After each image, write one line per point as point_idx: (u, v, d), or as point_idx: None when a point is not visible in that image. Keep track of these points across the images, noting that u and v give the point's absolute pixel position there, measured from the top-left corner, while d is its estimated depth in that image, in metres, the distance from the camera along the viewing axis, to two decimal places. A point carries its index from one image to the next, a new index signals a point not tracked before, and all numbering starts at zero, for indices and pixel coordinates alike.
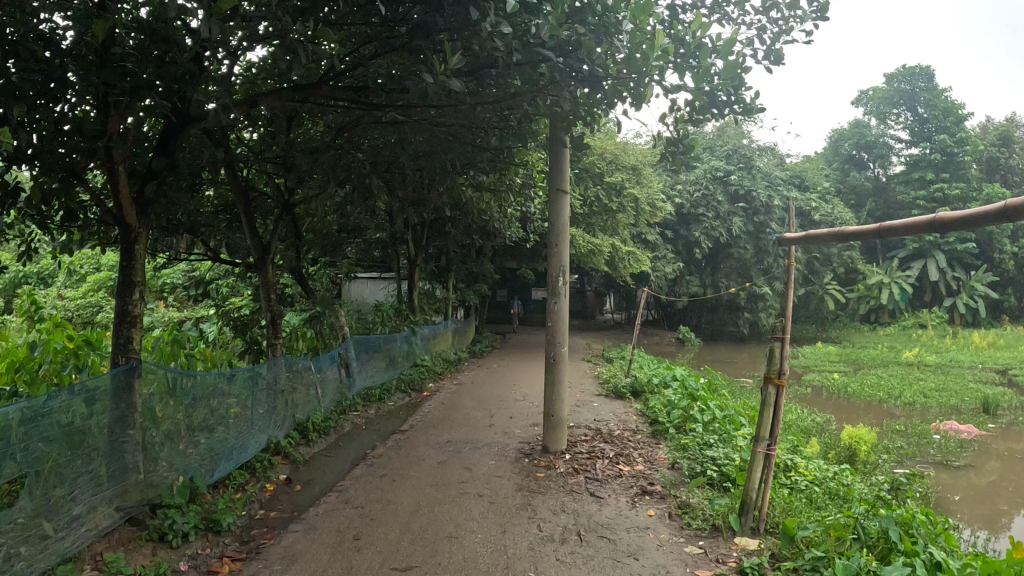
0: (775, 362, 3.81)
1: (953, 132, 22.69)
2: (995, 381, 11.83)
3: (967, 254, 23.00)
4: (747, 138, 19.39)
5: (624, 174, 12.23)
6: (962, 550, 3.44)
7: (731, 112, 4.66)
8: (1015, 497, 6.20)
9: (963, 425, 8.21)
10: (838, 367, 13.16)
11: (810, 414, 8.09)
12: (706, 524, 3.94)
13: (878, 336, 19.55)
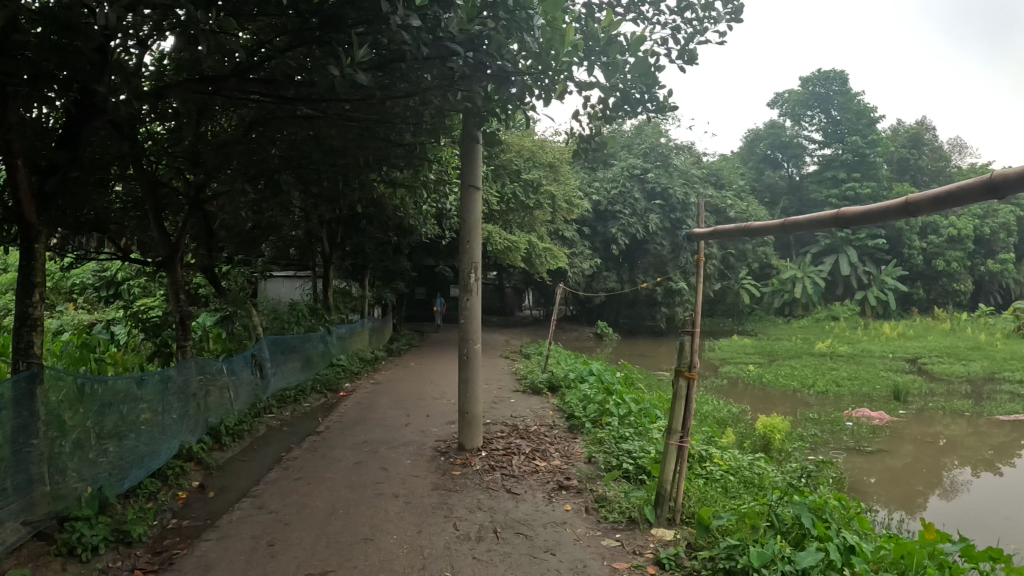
0: (686, 355, 3.84)
1: (865, 134, 23.38)
2: (905, 370, 12.19)
3: (877, 249, 23.64)
4: (665, 137, 19.64)
5: (541, 170, 12.29)
6: (874, 532, 3.51)
7: (646, 112, 4.70)
8: (927, 480, 6.40)
9: (874, 413, 8.47)
10: (753, 358, 13.42)
11: (726, 404, 8.22)
12: (623, 517, 3.95)
13: (792, 328, 19.95)
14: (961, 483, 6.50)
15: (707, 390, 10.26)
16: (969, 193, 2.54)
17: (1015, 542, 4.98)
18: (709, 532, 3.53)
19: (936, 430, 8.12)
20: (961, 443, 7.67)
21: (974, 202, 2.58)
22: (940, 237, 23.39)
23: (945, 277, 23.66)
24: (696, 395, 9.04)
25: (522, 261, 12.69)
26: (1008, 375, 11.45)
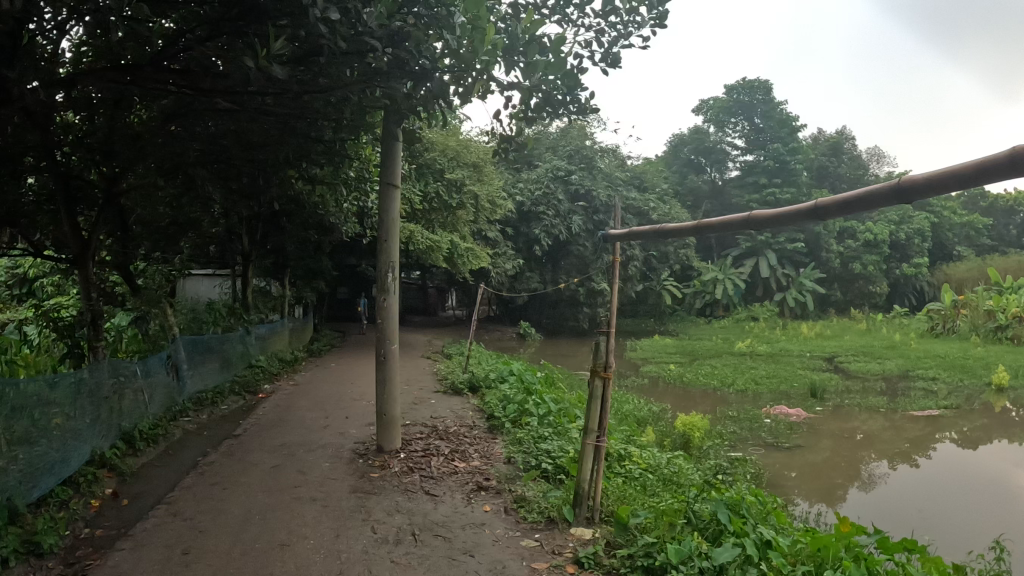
0: (601, 356, 3.87)
1: (787, 142, 23.96)
2: (821, 368, 12.44)
3: (795, 253, 24.13)
4: (589, 140, 19.74)
5: (465, 170, 12.25)
6: (790, 526, 3.58)
7: (569, 113, 4.73)
8: (845, 473, 6.57)
9: (792, 410, 8.61)
10: (674, 358, 13.56)
11: (647, 403, 8.27)
12: (542, 517, 3.93)
13: (713, 328, 20.23)
14: (878, 475, 6.65)
15: (629, 389, 10.32)
16: (879, 198, 2.79)
17: (928, 532, 5.10)
18: (628, 530, 3.54)
19: (851, 425, 8.29)
20: (877, 438, 7.84)
21: (881, 205, 2.84)
22: (857, 244, 24.00)
23: (861, 280, 24.38)
24: (617, 394, 9.08)
25: (444, 261, 12.62)
26: (921, 372, 11.76)
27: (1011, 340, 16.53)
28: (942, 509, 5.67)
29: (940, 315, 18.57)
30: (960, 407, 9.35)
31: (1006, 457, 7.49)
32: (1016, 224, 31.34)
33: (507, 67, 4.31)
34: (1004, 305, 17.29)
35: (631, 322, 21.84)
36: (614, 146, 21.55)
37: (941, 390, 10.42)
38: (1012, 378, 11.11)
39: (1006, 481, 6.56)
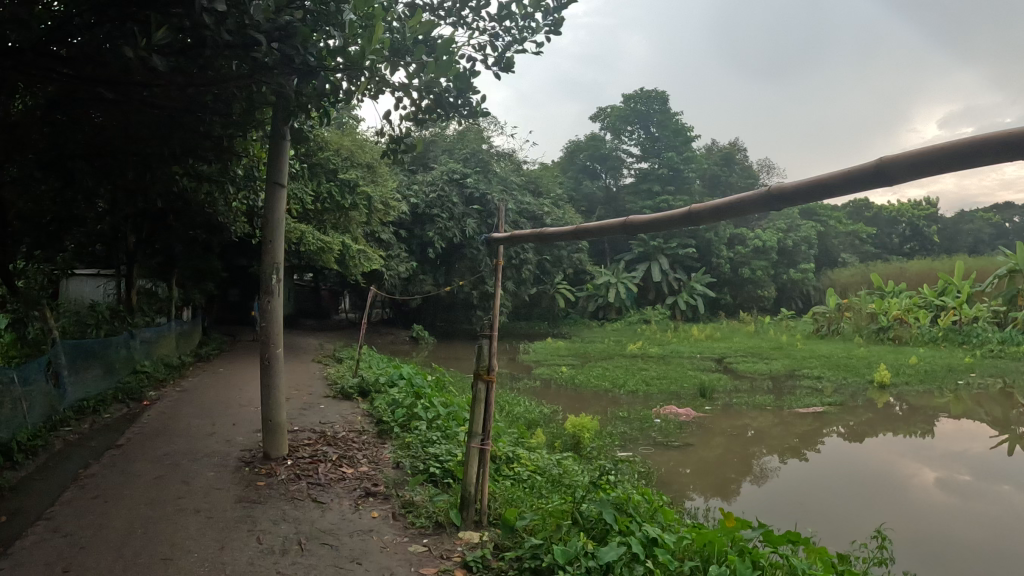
0: (484, 358, 3.90)
1: (681, 151, 24.83)
2: (711, 368, 12.68)
3: (687, 258, 24.62)
4: (485, 145, 19.78)
5: (359, 171, 12.09)
6: (675, 522, 3.64)
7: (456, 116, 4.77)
8: (738, 467, 6.71)
9: (682, 409, 8.74)
10: (566, 360, 13.64)
11: (539, 405, 8.30)
12: (430, 522, 3.90)
13: (606, 330, 20.45)
14: (770, 469, 6.79)
15: (521, 391, 10.33)
16: (747, 206, 3.00)
17: (812, 522, 5.23)
18: (514, 532, 3.60)
19: (739, 422, 8.48)
20: (766, 434, 8.02)
21: (749, 212, 3.04)
22: (747, 250, 24.67)
23: (750, 284, 25.20)
24: (510, 395, 9.08)
25: (336, 263, 12.42)
26: (807, 371, 12.11)
27: (891, 340, 17.24)
28: (827, 501, 5.84)
29: (826, 317, 19.19)
30: (844, 403, 9.65)
31: (889, 449, 7.75)
32: (897, 234, 32.68)
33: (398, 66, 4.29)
34: (885, 308, 18.02)
35: (524, 325, 21.87)
36: (510, 150, 21.63)
37: (826, 388, 10.73)
38: (892, 375, 11.54)
39: (888, 472, 6.78)
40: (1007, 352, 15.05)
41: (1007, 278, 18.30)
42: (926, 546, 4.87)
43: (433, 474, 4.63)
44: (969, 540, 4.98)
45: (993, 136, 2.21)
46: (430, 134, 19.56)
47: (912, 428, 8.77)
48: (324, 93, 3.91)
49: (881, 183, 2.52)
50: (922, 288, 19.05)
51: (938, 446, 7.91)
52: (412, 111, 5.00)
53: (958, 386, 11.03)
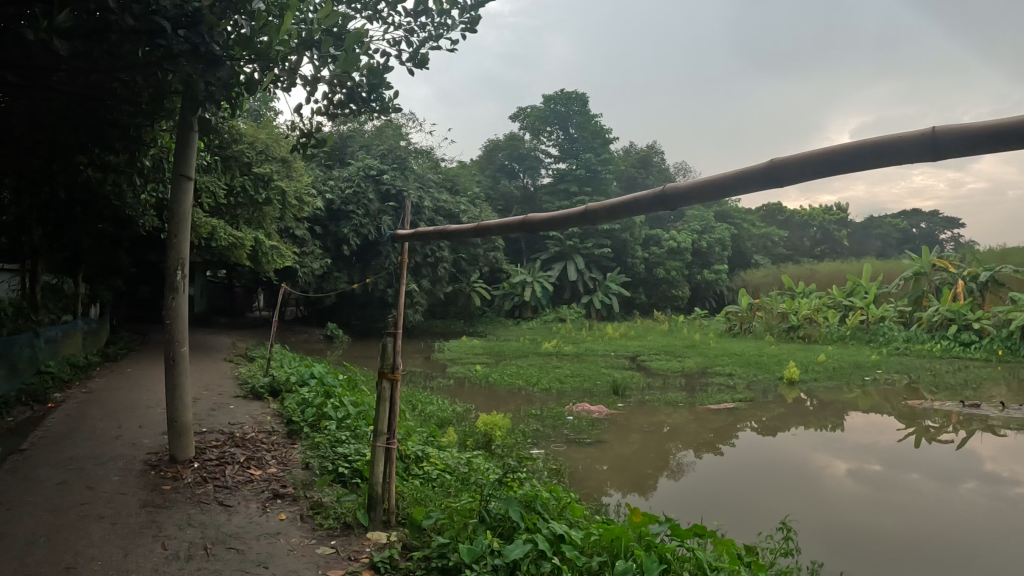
0: (389, 357, 3.89)
1: (599, 152, 25.12)
2: (624, 366, 12.78)
3: (603, 258, 24.81)
4: (402, 142, 19.69)
5: (275, 165, 11.85)
6: (583, 518, 3.71)
7: (368, 111, 4.79)
8: (654, 463, 6.77)
9: (595, 406, 8.80)
10: (482, 358, 13.63)
11: (451, 403, 8.24)
12: (338, 522, 3.85)
13: (520, 329, 20.48)
14: (686, 464, 6.86)
15: (436, 390, 10.27)
16: (642, 205, 3.08)
17: (720, 514, 5.34)
18: (422, 531, 3.59)
19: (651, 418, 8.56)
20: (681, 430, 8.11)
21: (644, 210, 3.12)
22: (661, 251, 25.11)
23: (665, 284, 25.61)
24: (424, 394, 9.03)
25: (247, 259, 12.21)
26: (719, 369, 12.30)
27: (801, 339, 17.61)
28: (737, 493, 5.95)
29: (737, 317, 19.54)
30: (754, 399, 9.82)
31: (800, 443, 7.91)
32: (809, 238, 33.51)
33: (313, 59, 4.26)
34: (795, 308, 18.43)
35: (440, 323, 21.77)
36: (427, 148, 21.58)
37: (736, 385, 10.91)
38: (800, 372, 11.78)
39: (799, 464, 6.94)
40: (911, 350, 15.51)
41: (912, 280, 18.90)
42: (833, 535, 4.97)
43: (342, 475, 4.58)
44: (873, 529, 5.12)
45: (879, 138, 2.30)
46: (347, 131, 19.39)
47: (822, 422, 8.97)
48: (232, 82, 3.89)
49: (773, 183, 2.60)
50: (831, 289, 19.54)
51: (847, 438, 8.09)
52: (323, 104, 4.95)
53: (863, 382, 11.32)
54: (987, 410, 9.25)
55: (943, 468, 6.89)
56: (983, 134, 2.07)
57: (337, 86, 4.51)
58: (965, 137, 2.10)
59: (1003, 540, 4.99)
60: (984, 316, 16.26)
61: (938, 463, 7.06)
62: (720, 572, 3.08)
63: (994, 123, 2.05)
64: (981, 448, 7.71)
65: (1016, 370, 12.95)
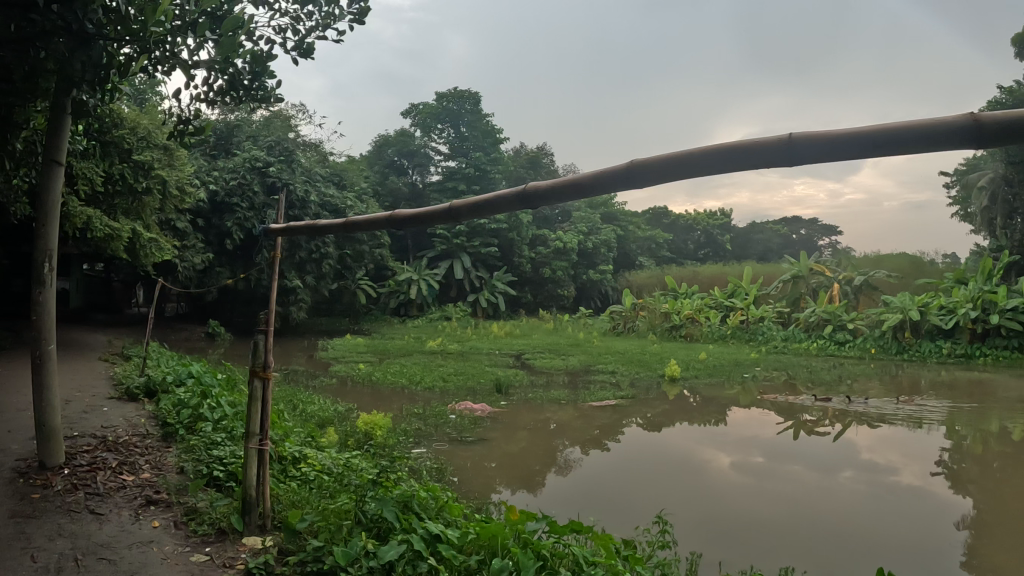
0: (259, 355, 3.84)
1: (489, 152, 25.17)
2: (508, 364, 12.86)
3: (489, 257, 24.89)
4: (290, 137, 19.43)
5: (155, 152, 11.39)
6: (460, 517, 3.69)
7: (250, 100, 4.68)
8: (542, 459, 6.84)
9: (478, 404, 8.82)
10: (366, 357, 13.53)
11: (331, 403, 8.14)
12: (212, 528, 3.78)
13: (407, 327, 20.39)
14: (573, 460, 6.94)
15: (317, 389, 10.13)
16: (500, 205, 3.22)
17: (600, 506, 5.45)
18: (298, 534, 3.58)
19: (534, 415, 8.62)
20: (568, 426, 8.21)
21: (504, 209, 3.25)
22: (548, 251, 25.38)
23: (550, 284, 25.88)
24: (306, 393, 8.89)
25: (125, 253, 11.82)
26: (601, 366, 12.46)
27: (683, 337, 18.00)
28: (617, 486, 6.07)
29: (622, 316, 19.89)
30: (636, 396, 9.98)
31: (682, 436, 8.10)
32: (692, 241, 34.32)
33: (192, 42, 4.15)
34: (678, 308, 18.86)
35: (324, 322, 21.46)
36: (315, 141, 21.33)
37: (619, 382, 11.09)
38: (681, 369, 12.05)
39: (679, 457, 7.11)
40: (788, 348, 16.07)
41: (790, 283, 19.59)
42: (711, 524, 5.11)
43: (216, 477, 4.48)
44: (747, 517, 5.29)
45: (719, 146, 2.43)
46: (234, 120, 18.83)
47: (705, 416, 9.20)
48: (106, 64, 3.77)
49: (630, 186, 2.70)
50: (713, 290, 20.09)
51: (729, 432, 8.31)
52: (201, 90, 4.83)
53: (741, 379, 11.65)
54: (856, 404, 9.66)
55: (819, 458, 7.15)
56: (834, 141, 2.22)
57: (218, 73, 4.41)
58: (817, 143, 2.25)
59: (874, 524, 5.27)
60: (857, 316, 16.99)
61: (812, 453, 7.33)
62: (596, 567, 3.12)
63: (839, 135, 2.21)
64: (853, 439, 8.04)
65: (885, 367, 13.59)
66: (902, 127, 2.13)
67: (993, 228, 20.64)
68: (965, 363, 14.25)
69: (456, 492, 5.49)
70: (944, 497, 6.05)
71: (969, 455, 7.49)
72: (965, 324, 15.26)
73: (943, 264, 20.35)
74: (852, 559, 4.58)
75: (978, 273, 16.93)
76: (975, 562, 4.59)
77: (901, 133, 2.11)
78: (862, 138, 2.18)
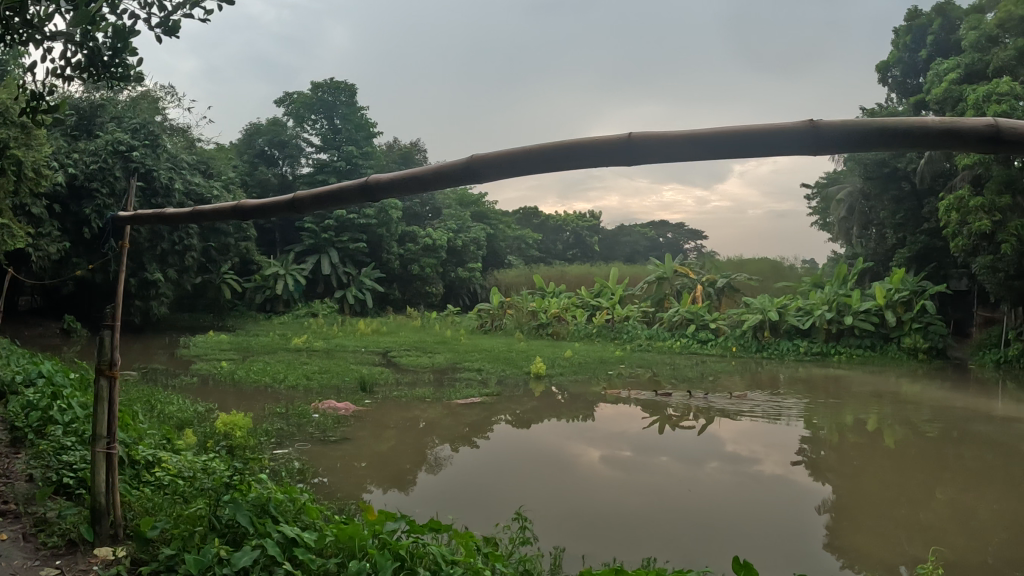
0: (105, 353, 3.77)
1: (361, 145, 24.97)
2: (375, 362, 12.76)
3: (358, 252, 24.66)
4: (157, 120, 18.73)
5: (11, 132, 10.80)
6: (319, 519, 3.68)
7: (109, 79, 4.43)
8: (412, 458, 6.83)
9: (342, 403, 8.73)
10: (229, 354, 13.21)
11: (190, 403, 7.93)
12: (62, 540, 3.64)
13: (271, 324, 19.97)
14: (443, 458, 6.94)
15: (177, 389, 9.82)
16: (340, 197, 3.15)
17: (461, 504, 5.46)
18: (150, 543, 3.49)
19: (399, 413, 8.59)
20: (438, 424, 8.21)
21: (346, 202, 3.20)
22: (417, 248, 25.38)
23: (419, 281, 25.85)
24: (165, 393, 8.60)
25: None
26: (467, 364, 12.52)
27: (550, 336, 18.19)
28: (479, 483, 6.10)
29: (489, 314, 19.99)
30: (503, 394, 10.06)
31: (551, 433, 8.20)
32: (561, 241, 34.86)
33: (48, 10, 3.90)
34: (544, 307, 19.07)
35: (186, 317, 20.80)
36: (183, 126, 20.68)
37: (485, 379, 11.15)
38: (548, 367, 12.20)
39: (547, 453, 7.21)
40: (651, 346, 16.47)
41: (655, 284, 20.07)
42: (572, 519, 5.18)
43: (66, 485, 4.32)
44: (606, 510, 5.40)
45: (555, 145, 2.41)
46: (99, 98, 17.80)
47: (573, 413, 9.34)
48: None
49: (465, 183, 2.65)
50: (579, 289, 20.40)
51: (598, 428, 8.46)
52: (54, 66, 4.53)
53: (606, 376, 11.88)
54: (715, 400, 10.00)
55: (682, 451, 7.34)
56: (671, 143, 2.26)
57: (76, 46, 4.16)
58: (656, 143, 2.26)
59: (736, 512, 5.48)
60: (718, 316, 17.54)
61: (676, 446, 7.54)
62: (455, 566, 3.13)
63: (682, 135, 2.24)
64: (716, 433, 8.27)
65: (744, 364, 14.07)
66: (743, 131, 2.19)
67: (848, 237, 21.75)
68: (819, 360, 14.88)
69: (318, 495, 5.44)
70: (806, 484, 6.35)
71: (824, 446, 7.83)
72: (821, 325, 16.04)
73: (802, 270, 21.33)
74: (712, 548, 4.73)
75: (833, 277, 17.75)
76: (835, 546, 4.89)
77: (743, 136, 2.18)
78: (701, 140, 2.23)
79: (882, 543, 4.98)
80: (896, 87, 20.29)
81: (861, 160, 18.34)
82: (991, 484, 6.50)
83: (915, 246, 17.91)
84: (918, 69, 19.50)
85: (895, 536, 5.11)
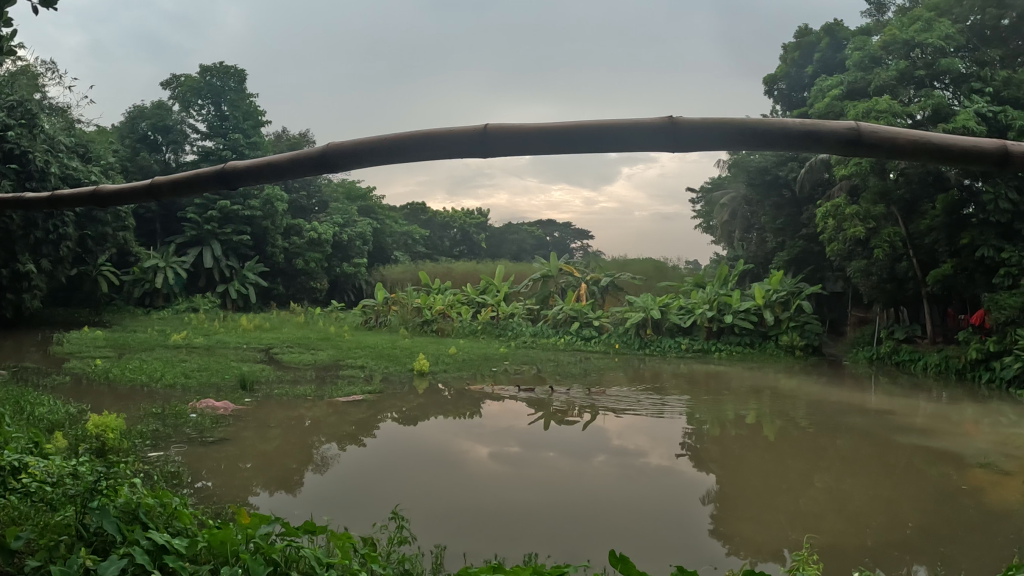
0: None
1: (248, 134, 24.52)
2: (254, 360, 12.51)
3: (241, 245, 24.16)
4: (35, 98, 17.93)
5: None
6: (192, 523, 3.62)
7: None
8: (298, 457, 6.77)
9: (220, 402, 8.56)
10: (103, 351, 12.80)
11: (61, 404, 7.67)
12: None
13: (149, 319, 19.40)
14: (330, 457, 6.87)
15: (47, 388, 9.44)
16: (197, 182, 3.03)
17: (343, 504, 5.40)
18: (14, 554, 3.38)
19: (278, 412, 8.48)
20: (323, 423, 8.12)
21: (204, 187, 3.07)
22: (302, 241, 25.03)
23: (303, 275, 25.52)
24: (32, 393, 8.29)
25: None
26: (351, 361, 12.43)
27: (435, 332, 18.14)
28: (358, 482, 6.03)
29: (373, 310, 19.83)
30: (386, 392, 10.02)
31: (438, 430, 8.21)
32: (448, 238, 34.89)
33: None
34: (430, 304, 19.00)
35: (60, 310, 20.02)
36: (63, 106, 19.88)
37: (368, 377, 11.09)
38: (432, 364, 12.21)
39: (434, 450, 7.22)
40: (536, 343, 16.61)
41: (540, 281, 20.27)
42: (451, 518, 5.17)
43: None
44: (487, 507, 5.43)
45: (411, 132, 2.37)
46: None
47: (460, 409, 9.36)
48: None
49: (324, 173, 2.59)
50: (465, 286, 20.42)
51: (484, 424, 8.49)
52: None
53: (490, 374, 11.95)
54: (597, 396, 10.18)
55: (567, 446, 7.45)
56: (528, 133, 2.26)
57: None
58: (515, 135, 2.27)
59: (613, 505, 5.57)
60: (602, 314, 17.87)
61: (559, 442, 7.63)
62: (331, 568, 3.15)
63: (540, 125, 2.24)
64: (601, 428, 8.42)
65: (628, 362, 14.34)
66: (602, 124, 2.20)
67: (730, 239, 22.37)
68: (700, 357, 15.30)
69: (195, 501, 5.32)
70: (686, 476, 6.52)
71: (706, 439, 8.05)
72: (702, 323, 16.47)
73: (685, 271, 21.84)
74: (596, 541, 4.83)
75: (715, 278, 18.26)
76: (720, 534, 5.06)
77: (602, 127, 2.18)
78: (558, 131, 2.23)
79: (764, 530, 5.17)
80: (781, 100, 21.06)
81: (745, 167, 18.88)
82: (861, 471, 6.83)
83: (793, 251, 18.56)
84: (803, 84, 20.27)
85: (774, 523, 5.30)
